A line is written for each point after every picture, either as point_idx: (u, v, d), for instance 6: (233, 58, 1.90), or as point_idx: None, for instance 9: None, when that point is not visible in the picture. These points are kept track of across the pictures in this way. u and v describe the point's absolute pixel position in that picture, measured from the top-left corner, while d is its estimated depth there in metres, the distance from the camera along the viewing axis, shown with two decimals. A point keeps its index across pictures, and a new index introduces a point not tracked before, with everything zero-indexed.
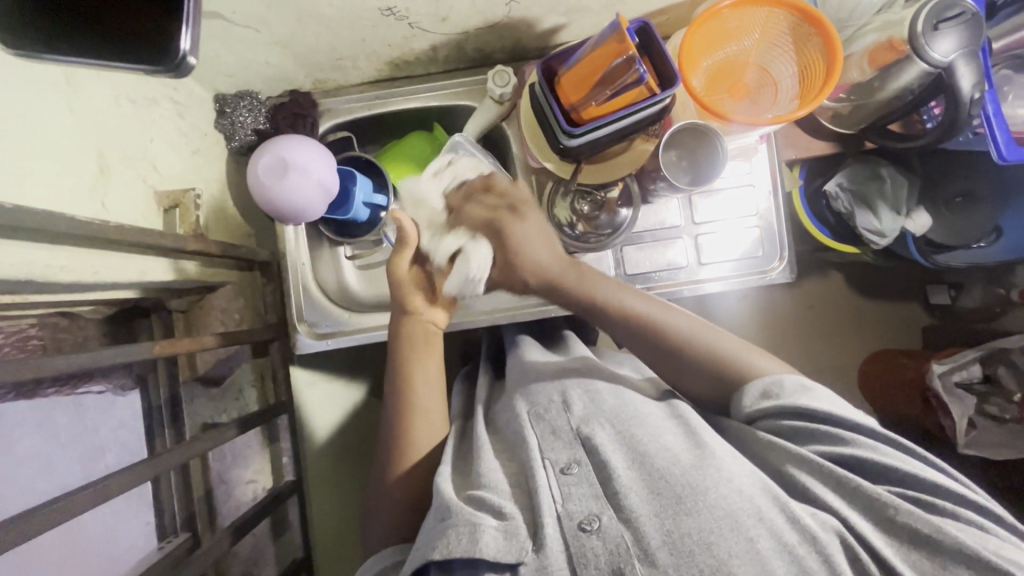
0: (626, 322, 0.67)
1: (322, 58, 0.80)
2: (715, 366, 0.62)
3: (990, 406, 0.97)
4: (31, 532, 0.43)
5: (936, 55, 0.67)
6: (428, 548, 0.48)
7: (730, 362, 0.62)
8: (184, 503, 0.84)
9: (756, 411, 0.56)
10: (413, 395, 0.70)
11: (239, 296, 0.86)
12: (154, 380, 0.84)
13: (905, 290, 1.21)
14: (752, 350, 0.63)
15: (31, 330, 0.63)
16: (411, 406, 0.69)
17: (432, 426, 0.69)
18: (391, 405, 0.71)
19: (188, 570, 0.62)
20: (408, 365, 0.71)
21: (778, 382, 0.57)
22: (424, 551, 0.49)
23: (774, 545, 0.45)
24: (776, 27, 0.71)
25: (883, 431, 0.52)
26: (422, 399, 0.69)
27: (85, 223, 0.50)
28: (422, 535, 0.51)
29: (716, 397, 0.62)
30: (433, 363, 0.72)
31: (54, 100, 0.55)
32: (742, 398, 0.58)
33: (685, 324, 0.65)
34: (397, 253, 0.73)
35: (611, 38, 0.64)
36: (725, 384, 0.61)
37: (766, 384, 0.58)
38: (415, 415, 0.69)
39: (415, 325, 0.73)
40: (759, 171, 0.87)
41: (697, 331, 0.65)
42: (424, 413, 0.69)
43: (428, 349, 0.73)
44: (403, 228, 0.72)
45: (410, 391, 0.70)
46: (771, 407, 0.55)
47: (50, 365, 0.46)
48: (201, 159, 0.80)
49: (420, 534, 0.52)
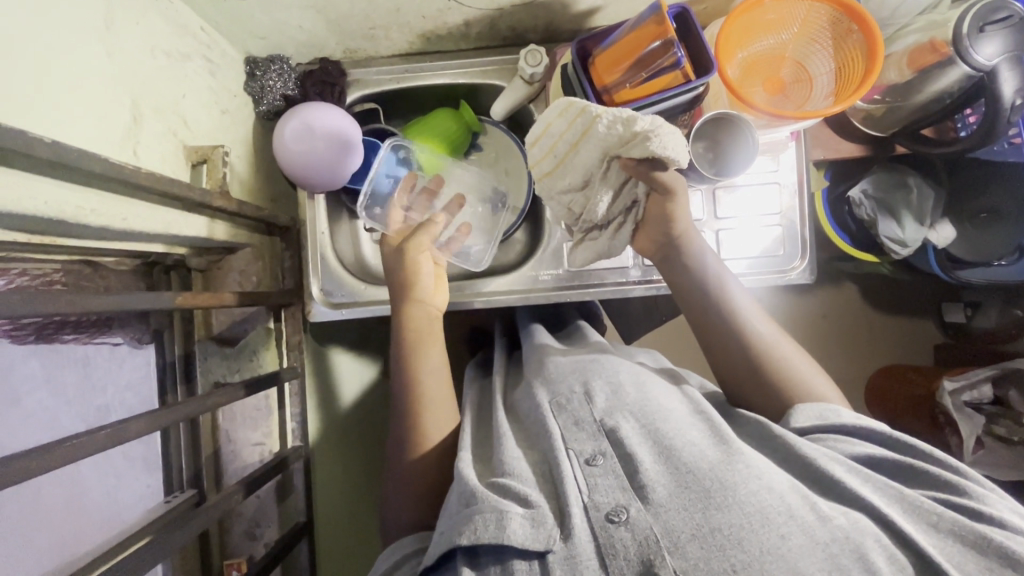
0: (720, 309, 0.67)
1: (355, 26, 0.80)
2: (777, 375, 0.63)
3: (998, 427, 0.96)
4: (54, 464, 0.44)
5: (980, 57, 0.66)
6: (455, 534, 0.49)
7: (794, 378, 0.63)
8: (192, 462, 0.87)
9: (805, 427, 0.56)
10: (420, 383, 0.70)
11: (258, 260, 0.87)
12: (168, 337, 0.86)
13: (921, 306, 1.19)
14: (817, 372, 0.65)
15: (54, 276, 0.64)
16: (420, 397, 0.69)
17: (444, 415, 0.68)
18: (402, 391, 0.70)
19: (196, 521, 0.62)
20: (414, 358, 0.71)
21: (836, 412, 0.57)
22: (449, 537, 0.49)
23: (807, 543, 0.44)
24: (816, 22, 0.70)
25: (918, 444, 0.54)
26: (428, 392, 0.69)
27: (117, 166, 0.50)
28: (446, 520, 0.52)
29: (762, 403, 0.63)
30: (436, 353, 0.72)
31: (91, 43, 0.55)
32: (793, 417, 0.58)
33: (765, 331, 0.66)
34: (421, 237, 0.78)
35: (650, 20, 0.63)
36: (777, 395, 0.62)
37: (822, 410, 0.57)
38: (423, 407, 0.68)
39: (417, 310, 0.74)
40: (785, 169, 0.85)
41: (772, 339, 0.65)
42: (431, 401, 0.69)
43: (426, 339, 0.73)
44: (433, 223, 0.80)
45: (416, 382, 0.70)
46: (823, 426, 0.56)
47: (74, 304, 0.46)
48: (229, 119, 0.81)
49: (443, 517, 0.53)
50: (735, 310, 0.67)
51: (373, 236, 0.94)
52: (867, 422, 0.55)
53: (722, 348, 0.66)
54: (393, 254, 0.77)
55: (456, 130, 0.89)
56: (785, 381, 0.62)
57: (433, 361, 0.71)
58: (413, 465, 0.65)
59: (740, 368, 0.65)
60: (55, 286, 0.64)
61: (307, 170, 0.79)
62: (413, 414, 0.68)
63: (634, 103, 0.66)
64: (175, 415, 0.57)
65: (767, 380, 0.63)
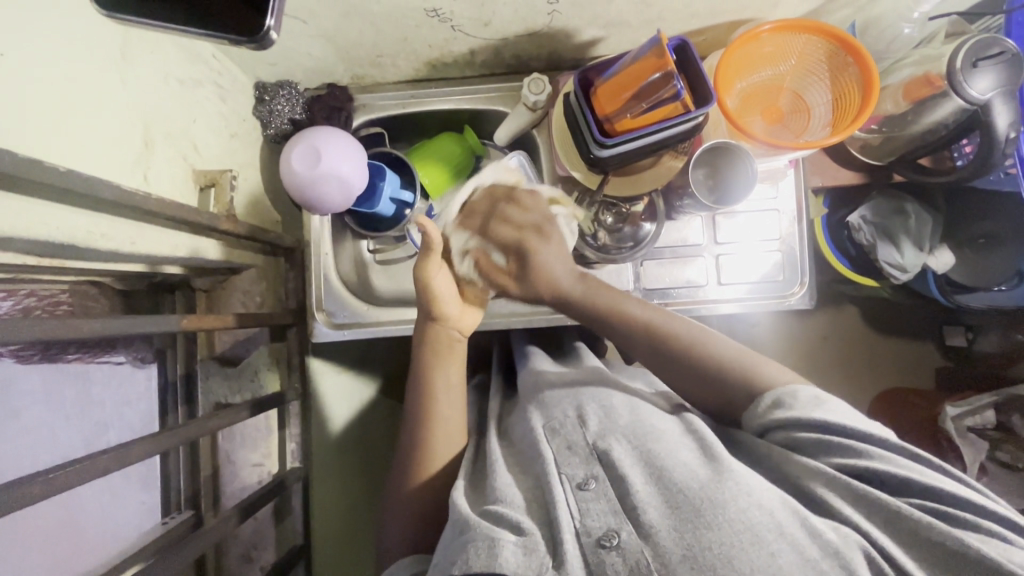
0: (632, 330, 0.69)
1: (362, 55, 0.82)
2: (720, 375, 0.63)
3: (1001, 454, 0.95)
4: (57, 487, 0.44)
5: (973, 92, 0.68)
6: (448, 564, 0.49)
7: (734, 370, 0.63)
8: (190, 482, 0.88)
9: (768, 423, 0.56)
10: (433, 403, 0.70)
11: (262, 280, 0.88)
12: (171, 356, 0.88)
13: (921, 330, 1.18)
14: (756, 356, 0.64)
15: (61, 296, 0.67)
16: (429, 412, 0.69)
17: (453, 436, 0.69)
18: (413, 408, 0.71)
19: (192, 547, 0.61)
20: (427, 373, 0.72)
21: (793, 393, 0.57)
22: (443, 568, 0.49)
23: (797, 561, 0.44)
24: (812, 55, 0.72)
25: (897, 441, 0.52)
26: (441, 406, 0.69)
27: (128, 193, 0.51)
28: (441, 551, 0.51)
29: (728, 410, 0.63)
30: (456, 370, 0.73)
31: (109, 75, 0.57)
32: (757, 408, 0.58)
33: (685, 332, 0.67)
34: (422, 261, 0.71)
35: (650, 53, 0.65)
36: (732, 397, 0.62)
37: (779, 394, 0.58)
38: (434, 424, 0.68)
39: (440, 331, 0.74)
40: (784, 196, 0.86)
41: (696, 339, 0.66)
42: (445, 421, 0.69)
43: (448, 355, 0.73)
44: (427, 235, 0.69)
45: (430, 399, 0.70)
46: (784, 419, 0.54)
47: (85, 327, 0.48)
48: (237, 143, 0.82)
49: (437, 549, 0.52)
50: (643, 324, 0.68)
51: (375, 258, 0.94)
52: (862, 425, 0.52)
53: (666, 369, 0.67)
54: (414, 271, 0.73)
55: (460, 153, 0.92)
56: (728, 377, 0.62)
57: (452, 381, 0.72)
58: (420, 489, 0.65)
59: (674, 374, 0.66)
60: (61, 307, 0.67)
61: (311, 187, 0.79)
62: (416, 438, 0.69)
63: (635, 133, 0.67)
64: (174, 438, 0.57)
65: (705, 382, 0.64)
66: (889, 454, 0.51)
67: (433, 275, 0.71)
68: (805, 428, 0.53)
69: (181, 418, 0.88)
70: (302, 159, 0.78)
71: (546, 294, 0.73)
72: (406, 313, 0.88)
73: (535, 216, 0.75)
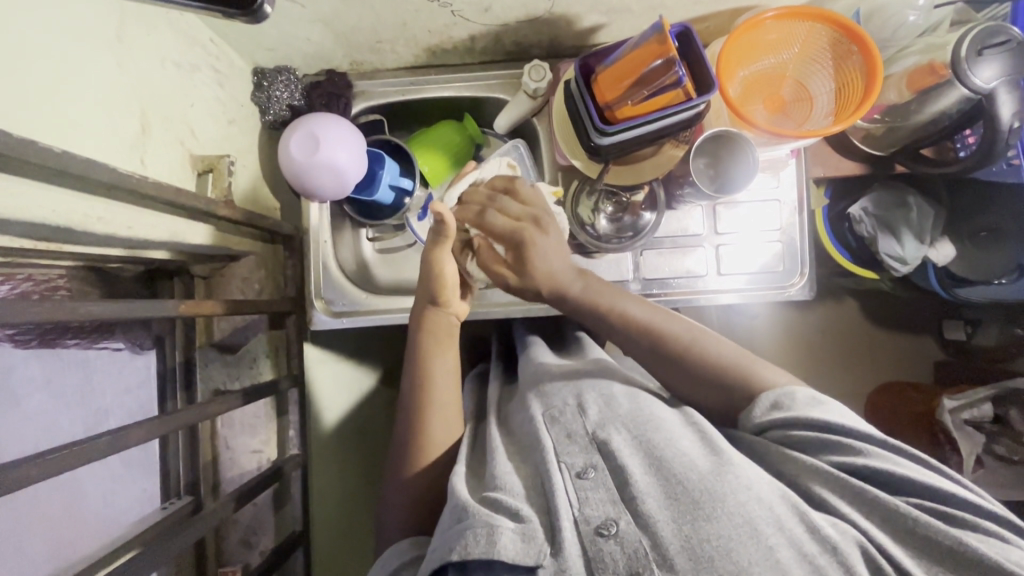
0: (625, 328, 0.69)
1: (361, 40, 0.81)
2: (717, 373, 0.63)
3: (998, 447, 0.97)
4: (55, 469, 0.44)
5: (978, 80, 0.67)
6: (446, 551, 0.49)
7: (731, 369, 0.62)
8: (190, 468, 0.88)
9: (766, 423, 0.56)
10: (431, 386, 0.70)
11: (262, 267, 0.87)
12: (171, 340, 0.87)
13: (920, 323, 1.18)
14: (755, 358, 0.64)
15: (59, 280, 0.67)
16: (427, 397, 0.69)
17: (450, 420, 0.69)
18: (411, 391, 0.71)
19: (192, 530, 0.61)
20: (427, 358, 0.72)
21: (790, 394, 0.57)
22: (441, 554, 0.49)
23: (793, 552, 0.44)
24: (816, 43, 0.71)
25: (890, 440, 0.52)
26: (438, 391, 0.70)
27: (125, 175, 0.51)
28: (439, 537, 0.51)
29: (724, 411, 0.62)
30: (451, 355, 0.73)
31: (106, 57, 0.57)
32: (753, 410, 0.58)
33: (684, 331, 0.67)
34: (436, 245, 0.71)
35: (653, 39, 0.64)
36: (730, 392, 0.62)
37: (777, 396, 0.57)
38: (431, 409, 0.69)
39: (441, 318, 0.74)
40: (786, 186, 0.86)
41: (696, 337, 0.66)
42: (443, 406, 0.69)
43: (447, 338, 0.74)
44: (444, 224, 0.68)
45: (428, 382, 0.70)
46: (783, 418, 0.55)
47: (85, 310, 0.48)
48: (235, 129, 0.82)
49: (435, 534, 0.52)
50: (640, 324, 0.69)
51: (375, 245, 0.94)
52: (855, 423, 0.53)
53: (662, 366, 0.66)
54: (422, 257, 0.73)
55: (458, 141, 0.91)
56: (725, 376, 0.62)
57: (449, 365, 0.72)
58: (419, 475, 0.65)
59: (669, 371, 0.66)
60: (60, 291, 0.67)
61: (313, 178, 0.79)
62: (414, 422, 0.69)
63: (635, 121, 0.67)
64: (174, 422, 0.57)
65: (708, 378, 0.63)
66: (887, 454, 0.51)
67: (443, 254, 0.71)
68: (806, 426, 0.53)
69: (181, 404, 0.86)
70: (302, 150, 0.77)
71: (544, 289, 0.74)
72: (406, 302, 0.88)
73: (534, 209, 0.76)
